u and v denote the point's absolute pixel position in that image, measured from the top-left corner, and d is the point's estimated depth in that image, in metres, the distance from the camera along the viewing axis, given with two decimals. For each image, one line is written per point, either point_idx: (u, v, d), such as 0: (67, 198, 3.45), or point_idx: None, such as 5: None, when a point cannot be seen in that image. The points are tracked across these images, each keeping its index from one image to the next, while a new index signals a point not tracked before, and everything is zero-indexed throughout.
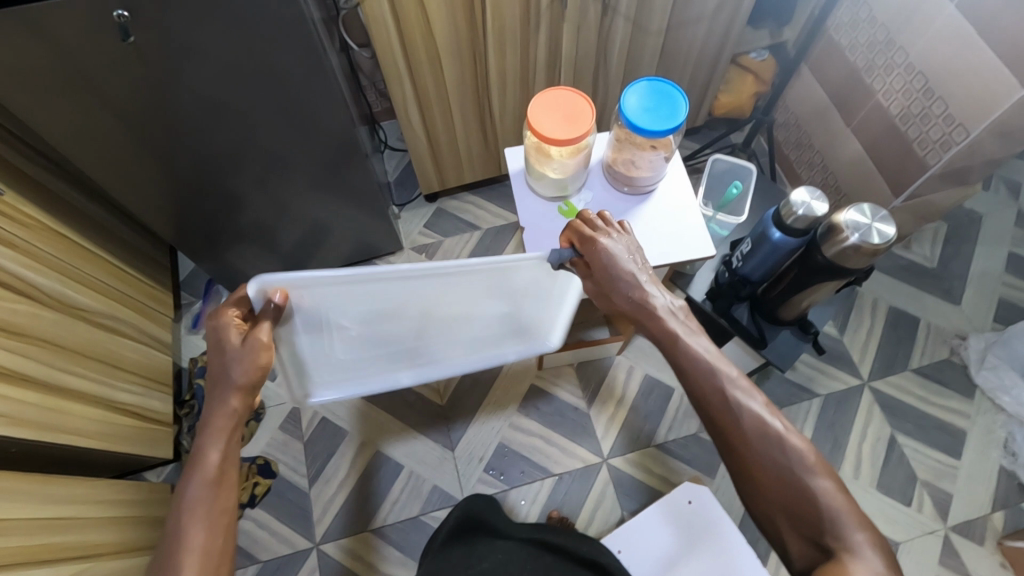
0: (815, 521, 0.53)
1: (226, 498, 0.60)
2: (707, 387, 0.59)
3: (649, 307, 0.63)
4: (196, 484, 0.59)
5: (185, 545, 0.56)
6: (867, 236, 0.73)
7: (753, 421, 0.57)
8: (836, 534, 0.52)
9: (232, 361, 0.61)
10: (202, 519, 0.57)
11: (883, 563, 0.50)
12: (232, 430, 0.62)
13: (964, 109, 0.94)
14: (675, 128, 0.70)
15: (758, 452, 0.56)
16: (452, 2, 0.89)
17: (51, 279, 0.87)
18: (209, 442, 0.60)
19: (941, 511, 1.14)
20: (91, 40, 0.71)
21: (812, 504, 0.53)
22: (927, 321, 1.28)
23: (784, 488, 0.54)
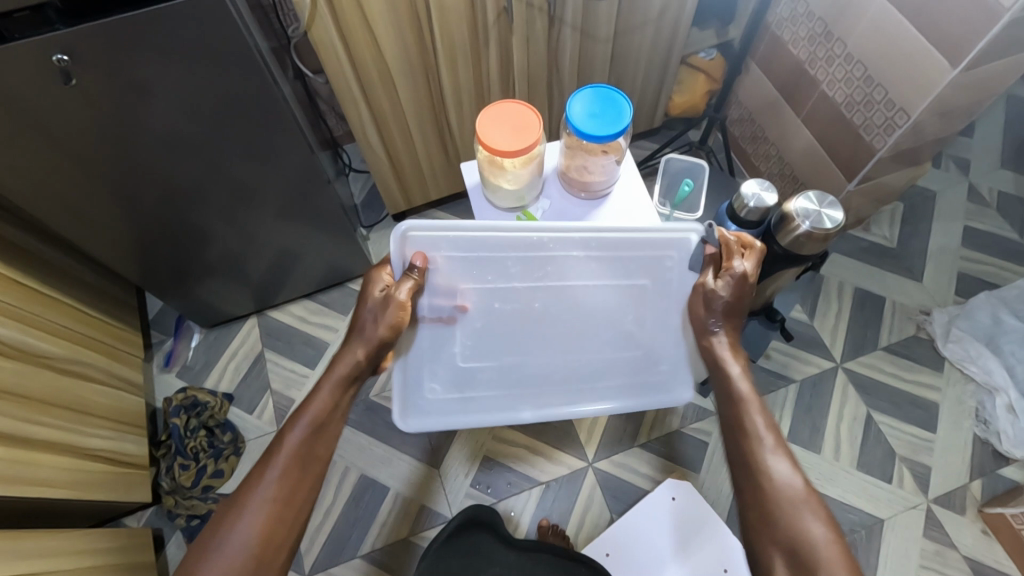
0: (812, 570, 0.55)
1: (317, 461, 0.63)
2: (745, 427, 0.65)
3: (710, 343, 0.71)
4: (302, 429, 0.63)
5: (266, 485, 0.59)
6: (818, 222, 0.75)
7: (784, 468, 0.61)
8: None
9: (376, 326, 0.68)
10: (289, 470, 0.61)
11: None
12: (346, 387, 0.68)
13: (903, 93, 0.97)
14: (622, 131, 0.72)
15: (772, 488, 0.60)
16: (399, 23, 0.90)
17: (11, 327, 0.86)
18: (326, 387, 0.66)
19: (921, 485, 1.16)
20: (32, 84, 0.70)
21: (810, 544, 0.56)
22: (892, 300, 1.32)
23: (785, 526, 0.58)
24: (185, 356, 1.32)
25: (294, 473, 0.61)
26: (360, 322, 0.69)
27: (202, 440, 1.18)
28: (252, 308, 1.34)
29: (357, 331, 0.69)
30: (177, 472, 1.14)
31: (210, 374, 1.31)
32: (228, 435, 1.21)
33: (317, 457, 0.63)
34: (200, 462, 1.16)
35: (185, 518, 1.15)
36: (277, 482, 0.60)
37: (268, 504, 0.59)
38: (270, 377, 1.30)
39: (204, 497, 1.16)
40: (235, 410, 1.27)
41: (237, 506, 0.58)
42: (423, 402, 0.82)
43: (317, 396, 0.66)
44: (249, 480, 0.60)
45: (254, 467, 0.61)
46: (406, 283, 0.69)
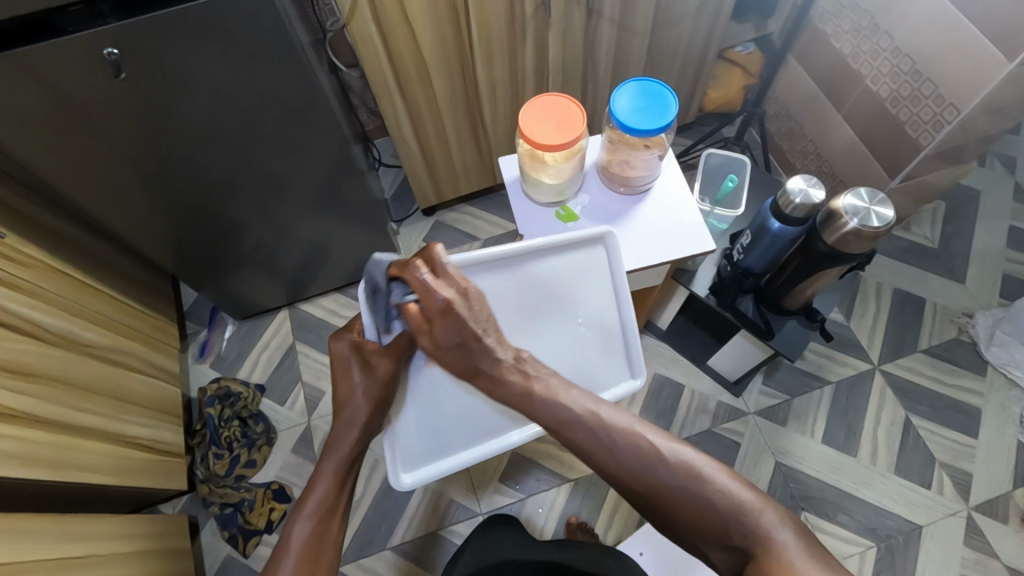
0: (726, 527, 0.52)
1: (326, 551, 0.62)
2: (625, 447, 0.55)
3: (499, 372, 0.60)
4: (307, 523, 0.62)
5: None
6: (866, 220, 0.73)
7: (670, 470, 0.54)
8: (747, 531, 0.51)
9: (359, 403, 0.66)
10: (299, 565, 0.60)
11: (797, 540, 0.50)
12: (346, 466, 0.66)
13: (954, 88, 0.94)
14: (667, 126, 0.71)
15: (654, 476, 0.54)
16: (438, 17, 0.90)
17: (56, 316, 0.88)
18: (328, 468, 0.66)
19: (962, 492, 1.13)
20: (83, 76, 0.71)
21: (713, 506, 0.52)
22: (932, 301, 1.28)
23: (685, 504, 0.53)
24: (219, 346, 1.34)
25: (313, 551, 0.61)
26: (343, 393, 0.67)
27: (236, 430, 1.20)
28: (284, 300, 1.35)
29: (353, 405, 0.66)
30: (211, 461, 1.17)
31: (243, 365, 1.33)
32: (261, 426, 1.23)
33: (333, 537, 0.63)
34: (234, 452, 1.19)
35: (218, 506, 1.17)
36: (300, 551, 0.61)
37: None
38: (301, 369, 1.31)
39: (237, 486, 1.19)
40: (267, 401, 1.29)
41: None
42: (415, 452, 0.73)
43: (321, 472, 0.66)
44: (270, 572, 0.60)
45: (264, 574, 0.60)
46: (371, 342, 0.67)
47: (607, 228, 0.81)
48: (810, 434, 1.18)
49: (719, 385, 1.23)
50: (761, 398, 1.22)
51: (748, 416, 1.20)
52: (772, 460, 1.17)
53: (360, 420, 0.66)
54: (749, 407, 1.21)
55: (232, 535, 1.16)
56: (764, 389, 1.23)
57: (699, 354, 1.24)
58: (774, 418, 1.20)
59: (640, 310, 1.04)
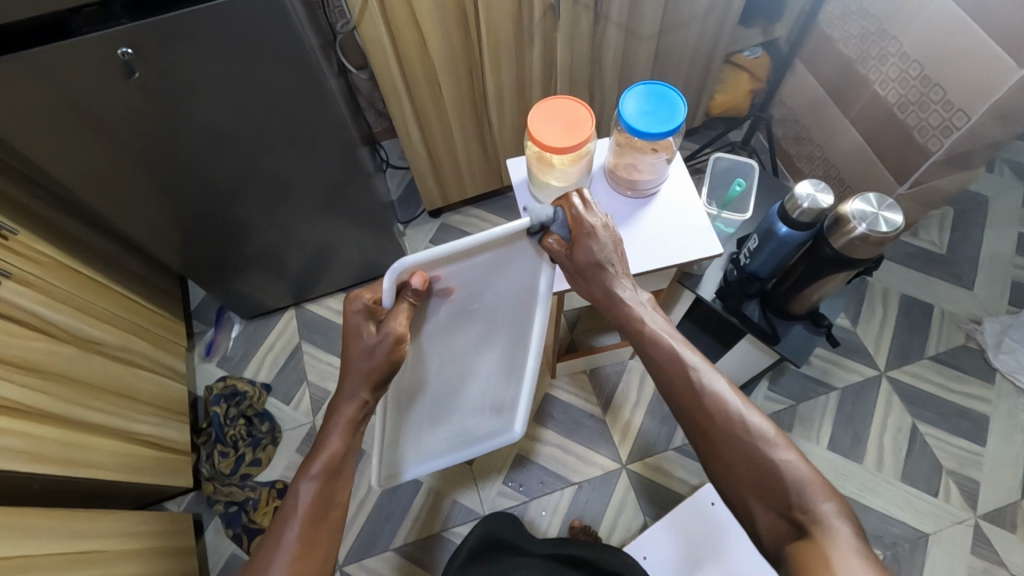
0: (782, 497, 0.55)
1: (330, 510, 0.61)
2: (707, 398, 0.59)
3: (622, 297, 0.67)
4: (312, 486, 0.61)
5: (286, 545, 0.58)
6: (874, 225, 0.73)
7: (741, 435, 0.57)
8: (806, 507, 0.53)
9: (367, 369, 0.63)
10: (306, 528, 0.59)
11: (852, 531, 0.52)
12: (353, 432, 0.65)
13: (963, 94, 0.94)
14: (674, 129, 0.71)
15: (725, 438, 0.58)
16: (446, 19, 0.91)
17: (66, 314, 0.89)
18: (332, 437, 0.63)
19: (969, 500, 1.12)
20: (95, 78, 0.72)
21: (778, 479, 0.55)
22: (940, 307, 1.27)
23: (749, 470, 0.56)
24: (226, 346, 1.35)
25: (327, 487, 0.61)
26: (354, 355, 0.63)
27: (241, 429, 1.21)
28: (290, 300, 1.36)
29: (354, 369, 0.63)
30: (217, 459, 1.18)
31: (249, 364, 1.33)
32: (266, 425, 1.24)
33: (337, 505, 0.62)
34: (239, 450, 1.19)
35: (223, 504, 1.17)
36: (294, 543, 0.58)
37: (290, 564, 0.57)
38: (307, 369, 1.32)
39: (242, 484, 1.18)
40: (272, 400, 1.29)
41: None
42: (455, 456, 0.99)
43: (325, 442, 0.63)
44: (261, 567, 0.57)
45: (264, 539, 0.58)
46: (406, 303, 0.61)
47: None
48: (816, 440, 1.18)
49: None
50: (767, 403, 1.21)
51: None
52: None
53: (361, 390, 0.64)
54: None
55: (236, 534, 1.16)
56: (769, 394, 1.22)
57: (703, 358, 1.24)
58: (779, 424, 1.20)
59: None
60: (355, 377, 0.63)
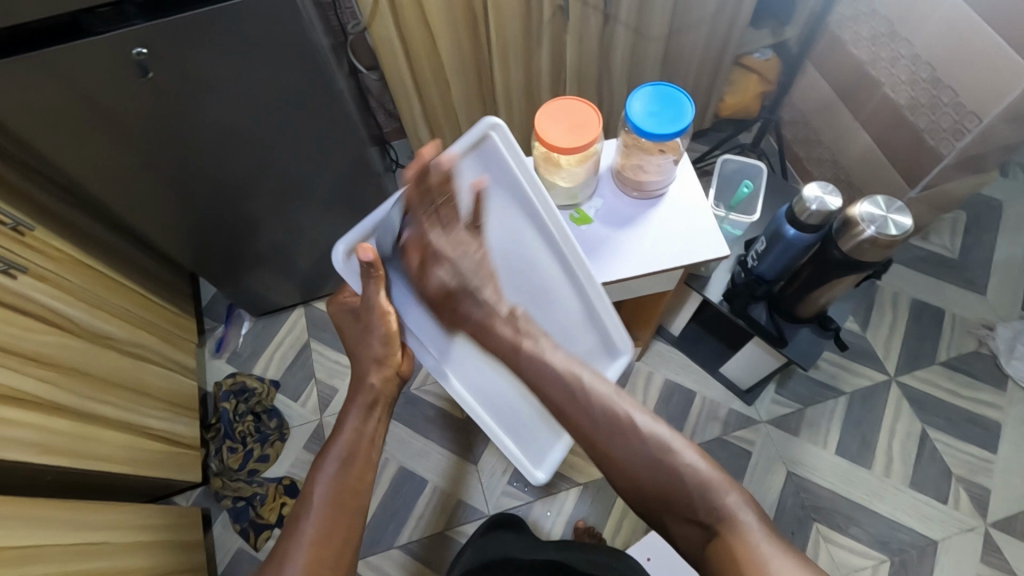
0: (688, 502, 0.60)
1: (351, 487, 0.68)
2: (598, 411, 0.64)
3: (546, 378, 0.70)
4: (331, 470, 0.68)
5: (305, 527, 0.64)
6: (883, 228, 0.72)
7: (644, 446, 0.62)
8: (712, 509, 0.59)
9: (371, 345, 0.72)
10: (327, 508, 0.66)
11: (758, 520, 0.58)
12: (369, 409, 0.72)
13: (975, 96, 0.93)
14: (682, 130, 0.71)
15: (627, 451, 0.62)
16: (456, 20, 0.91)
17: (79, 309, 0.90)
18: (348, 419, 0.72)
19: (979, 507, 1.11)
20: (110, 77, 0.74)
21: (684, 486, 0.60)
22: (950, 312, 1.26)
23: (653, 478, 0.61)
24: (235, 342, 1.37)
25: (342, 467, 0.68)
26: (359, 345, 0.74)
27: (250, 425, 1.24)
28: (299, 298, 1.37)
29: (363, 358, 0.73)
30: (226, 454, 1.20)
31: (258, 361, 1.35)
32: (274, 422, 1.25)
33: (354, 489, 0.68)
34: (248, 446, 1.22)
35: (231, 499, 1.19)
36: (312, 531, 0.64)
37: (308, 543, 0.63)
38: (314, 366, 1.33)
39: (250, 480, 1.20)
40: (281, 397, 1.30)
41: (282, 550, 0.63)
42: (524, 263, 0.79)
43: (342, 428, 0.71)
44: (284, 550, 0.63)
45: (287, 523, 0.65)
46: (374, 282, 0.68)
47: (620, 232, 0.81)
48: (823, 444, 1.17)
49: (731, 393, 1.22)
50: (774, 406, 1.21)
51: (760, 424, 1.20)
52: (784, 470, 1.15)
53: (371, 372, 0.73)
54: (761, 416, 1.20)
55: (243, 529, 1.17)
56: (776, 398, 1.22)
57: (710, 360, 1.23)
58: (786, 427, 1.19)
59: (652, 315, 1.04)
60: (365, 360, 0.73)
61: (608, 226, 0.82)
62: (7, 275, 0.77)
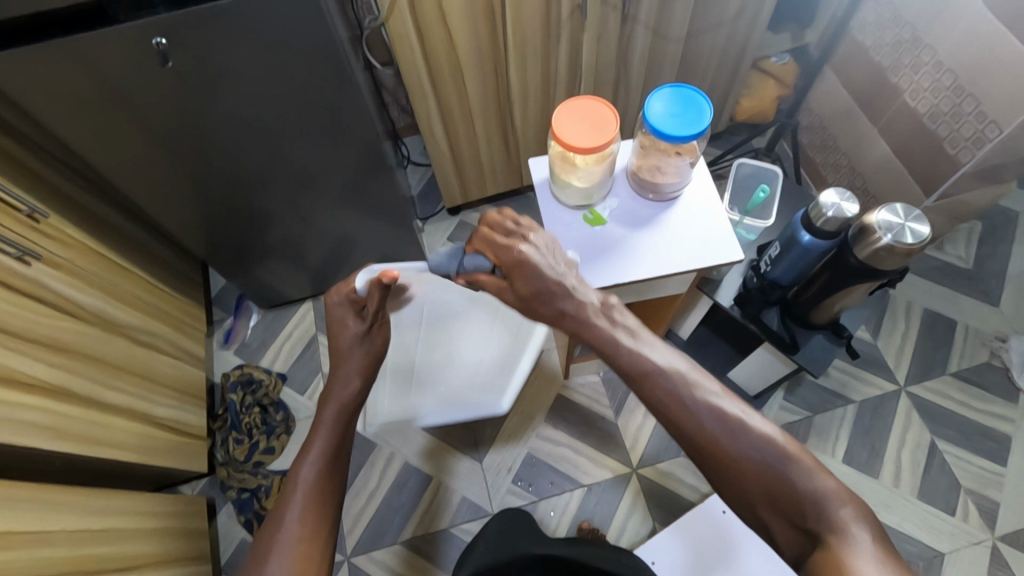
0: (797, 505, 0.56)
1: (330, 489, 0.70)
2: (702, 414, 0.60)
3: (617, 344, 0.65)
4: (313, 470, 0.69)
5: (288, 526, 0.65)
6: (900, 236, 0.72)
7: (752, 445, 0.58)
8: (823, 517, 0.55)
9: (359, 351, 0.76)
10: (308, 508, 0.67)
11: (868, 533, 0.53)
12: (346, 416, 0.75)
13: (998, 105, 0.92)
14: (701, 132, 0.71)
15: (737, 449, 0.58)
16: (475, 17, 0.91)
17: (93, 296, 0.91)
18: (327, 422, 0.73)
19: (988, 521, 1.10)
20: (130, 66, 0.74)
21: (794, 490, 0.56)
22: (964, 323, 1.25)
23: (759, 477, 0.57)
24: (243, 334, 1.37)
25: (328, 468, 0.70)
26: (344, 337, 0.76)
27: (257, 417, 1.23)
28: (309, 292, 1.37)
29: (348, 361, 0.76)
30: (232, 445, 1.19)
31: (266, 353, 1.35)
32: (281, 414, 1.25)
33: (332, 484, 0.70)
34: (254, 438, 1.21)
35: (236, 490, 1.19)
36: (297, 525, 0.66)
37: (292, 543, 0.64)
38: (322, 359, 1.33)
39: (255, 471, 1.20)
40: (288, 389, 1.31)
41: (267, 545, 0.64)
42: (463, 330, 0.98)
43: (320, 431, 0.73)
44: (270, 542, 0.65)
45: (269, 520, 0.66)
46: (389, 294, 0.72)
47: (633, 234, 0.81)
48: (831, 452, 1.16)
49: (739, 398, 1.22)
50: (781, 413, 1.20)
51: None
52: None
53: (355, 376, 0.76)
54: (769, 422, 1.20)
55: (248, 520, 1.17)
56: (785, 404, 1.21)
57: (718, 365, 1.23)
58: (794, 434, 1.19)
59: (662, 317, 1.03)
60: (349, 369, 0.76)
61: (622, 227, 0.82)
62: (23, 260, 0.78)
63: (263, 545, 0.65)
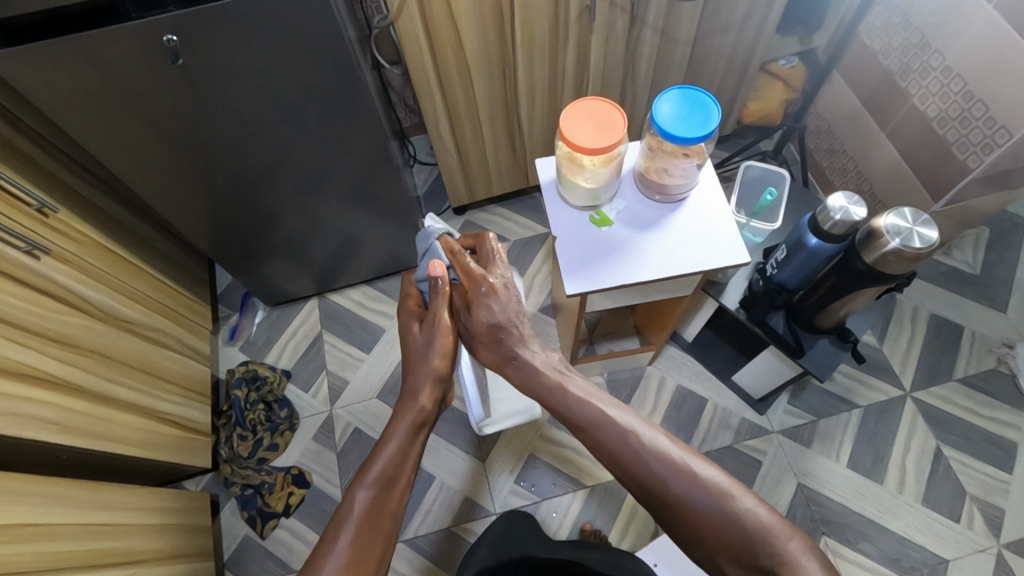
0: (747, 547, 0.57)
1: (388, 505, 0.65)
2: (648, 454, 0.63)
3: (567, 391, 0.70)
4: (368, 491, 0.65)
5: (343, 545, 0.60)
6: (908, 240, 0.71)
7: (699, 490, 0.60)
8: (774, 553, 0.56)
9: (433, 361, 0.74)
10: (361, 528, 0.62)
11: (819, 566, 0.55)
12: (413, 433, 0.71)
13: (1007, 110, 0.91)
14: (709, 135, 0.71)
15: (684, 490, 0.60)
16: (483, 18, 0.92)
17: (100, 292, 0.91)
18: (393, 438, 0.70)
19: (993, 528, 1.09)
20: (141, 64, 0.74)
21: (740, 530, 0.58)
22: (971, 329, 1.24)
23: (714, 522, 0.59)
24: (249, 331, 1.38)
25: (384, 485, 0.66)
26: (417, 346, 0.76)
27: (261, 413, 1.24)
28: (314, 290, 1.38)
29: (419, 373, 0.74)
30: (235, 441, 1.20)
31: (271, 350, 1.35)
32: (285, 411, 1.26)
33: (389, 514, 0.65)
34: (258, 434, 1.22)
35: (240, 486, 1.19)
36: (349, 547, 0.61)
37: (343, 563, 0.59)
38: (327, 358, 1.33)
39: (258, 468, 1.21)
40: (292, 386, 1.31)
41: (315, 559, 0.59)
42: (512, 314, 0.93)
43: (383, 450, 0.68)
44: (320, 558, 0.59)
45: (323, 537, 0.62)
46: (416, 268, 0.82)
47: (639, 235, 0.81)
48: (836, 457, 1.16)
49: (744, 401, 1.21)
50: (786, 417, 1.20)
51: (771, 435, 1.18)
52: (794, 481, 1.14)
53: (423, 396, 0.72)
54: (773, 426, 1.19)
55: (251, 516, 1.18)
56: (789, 408, 1.21)
57: (723, 368, 1.22)
58: (798, 439, 1.18)
59: (667, 320, 1.03)
60: (423, 388, 0.73)
61: (629, 228, 0.82)
62: (32, 255, 0.79)
63: (313, 560, 0.60)
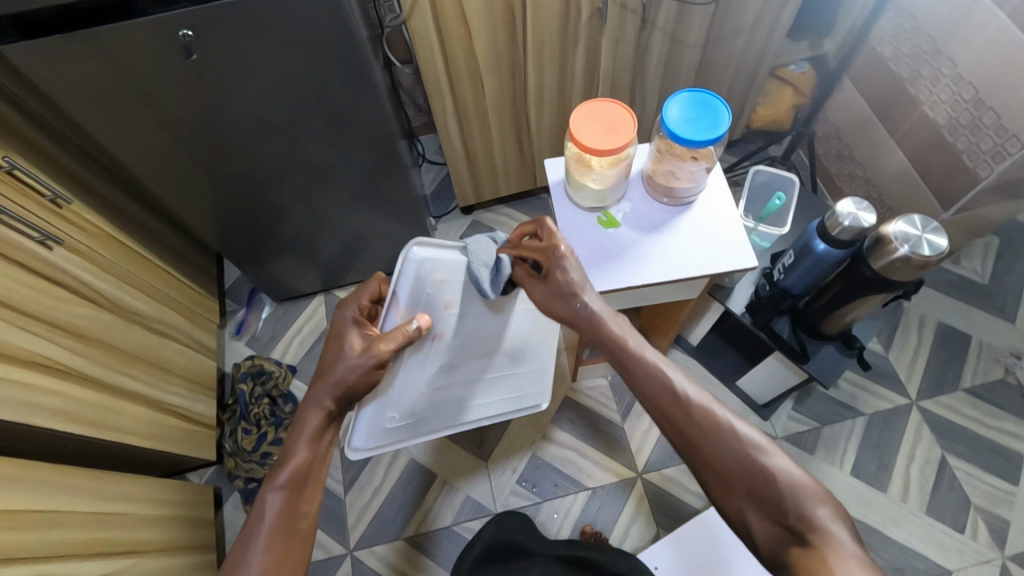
0: (778, 503, 0.53)
1: (305, 510, 0.60)
2: (691, 405, 0.57)
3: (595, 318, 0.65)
4: (279, 496, 0.59)
5: (253, 556, 0.55)
6: (917, 247, 0.71)
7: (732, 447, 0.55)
8: (802, 514, 0.51)
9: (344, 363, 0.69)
10: (273, 538, 0.56)
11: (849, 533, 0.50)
12: (323, 435, 0.65)
13: (1018, 119, 0.91)
14: (718, 137, 0.71)
15: (717, 445, 0.55)
16: (493, 19, 0.92)
17: (111, 284, 0.92)
18: (298, 447, 0.63)
19: (997, 539, 1.08)
20: (155, 59, 0.75)
21: (771, 483, 0.53)
22: (978, 338, 1.24)
23: (741, 473, 0.54)
24: (255, 327, 1.38)
25: (297, 489, 0.60)
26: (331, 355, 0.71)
27: (265, 408, 1.24)
28: (320, 287, 1.39)
29: (322, 380, 0.68)
30: (239, 435, 1.19)
31: (277, 346, 1.36)
32: (289, 407, 1.26)
33: (306, 513, 0.59)
34: (262, 429, 1.21)
35: (243, 480, 1.20)
36: (263, 556, 0.55)
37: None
38: None
39: (262, 462, 1.19)
40: (297, 382, 1.32)
41: None
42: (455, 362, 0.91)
43: (290, 454, 0.62)
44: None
45: (231, 549, 0.56)
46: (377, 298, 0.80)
47: (646, 237, 0.81)
48: (839, 465, 1.15)
49: (747, 407, 1.21)
50: (790, 424, 1.19)
51: (775, 441, 1.18)
52: None
53: (326, 398, 0.66)
54: (776, 432, 1.19)
55: None
56: (793, 415, 1.20)
57: (727, 373, 1.22)
58: (802, 445, 1.18)
59: (672, 324, 1.03)
60: (325, 386, 0.67)
61: (635, 230, 0.82)
62: (44, 246, 0.79)
63: None
